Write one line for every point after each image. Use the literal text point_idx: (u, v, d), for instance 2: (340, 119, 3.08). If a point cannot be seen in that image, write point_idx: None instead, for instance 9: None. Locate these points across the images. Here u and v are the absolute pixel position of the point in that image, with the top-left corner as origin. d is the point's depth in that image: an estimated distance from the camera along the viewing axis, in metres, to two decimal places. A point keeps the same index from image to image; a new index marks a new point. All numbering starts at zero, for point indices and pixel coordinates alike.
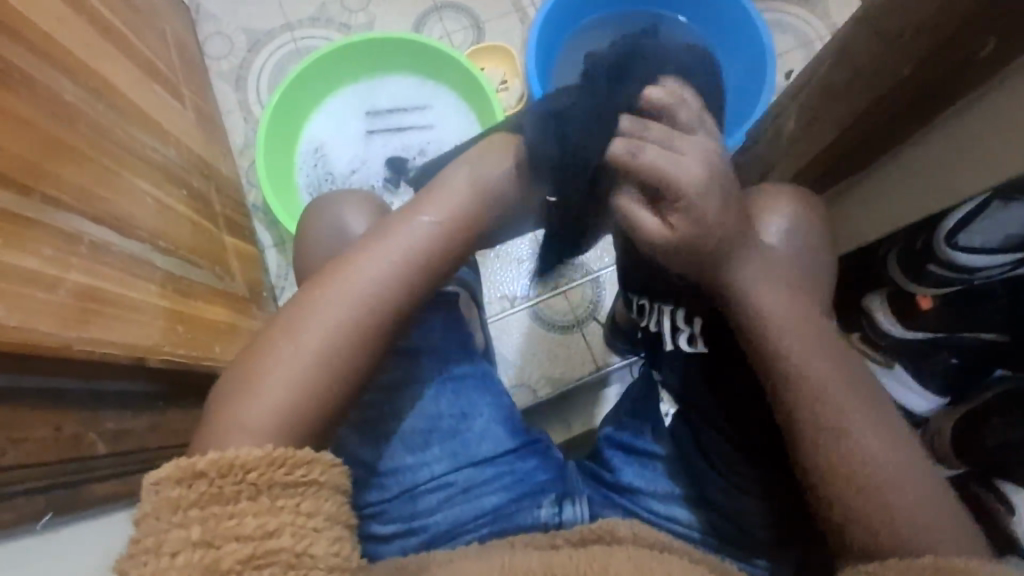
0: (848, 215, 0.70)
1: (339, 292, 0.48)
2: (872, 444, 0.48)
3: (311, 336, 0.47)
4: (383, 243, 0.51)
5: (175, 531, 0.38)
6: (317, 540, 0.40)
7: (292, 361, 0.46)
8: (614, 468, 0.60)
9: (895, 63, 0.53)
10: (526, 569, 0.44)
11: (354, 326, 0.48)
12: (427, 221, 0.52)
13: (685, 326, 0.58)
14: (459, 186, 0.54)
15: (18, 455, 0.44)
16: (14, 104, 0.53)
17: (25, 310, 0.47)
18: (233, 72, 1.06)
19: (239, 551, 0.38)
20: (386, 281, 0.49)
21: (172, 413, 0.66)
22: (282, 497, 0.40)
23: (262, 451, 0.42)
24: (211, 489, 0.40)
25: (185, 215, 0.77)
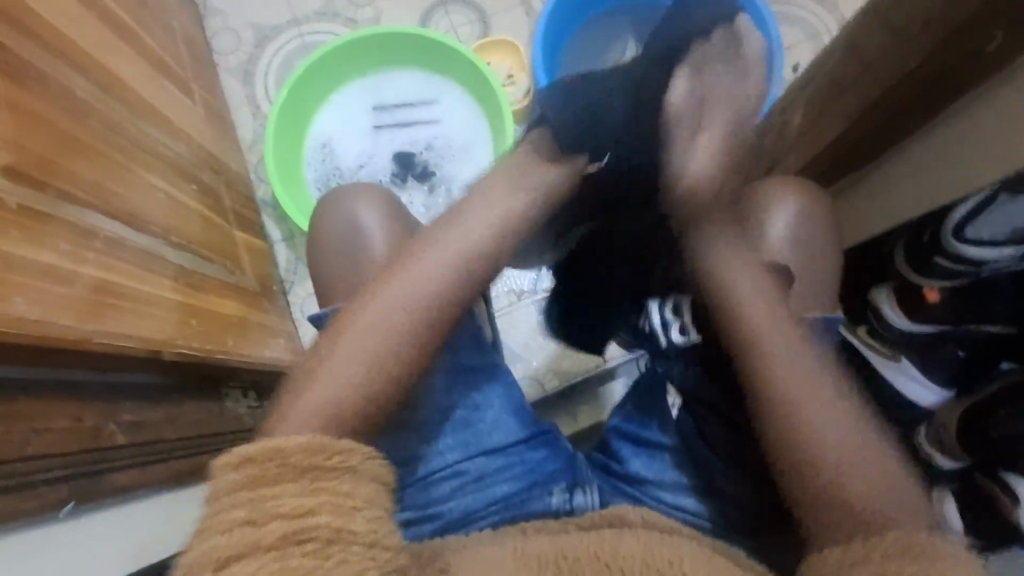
0: (858, 209, 0.70)
1: (375, 305, 0.47)
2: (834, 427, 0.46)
3: (370, 330, 0.46)
4: (423, 258, 0.48)
5: (225, 513, 0.39)
6: (355, 519, 0.40)
7: (353, 357, 0.46)
8: (622, 459, 0.62)
9: (904, 55, 0.53)
10: (538, 555, 0.45)
11: (409, 323, 0.46)
12: (487, 218, 0.49)
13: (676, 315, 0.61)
14: (502, 187, 0.51)
15: (41, 444, 0.45)
16: (28, 101, 0.54)
17: (43, 304, 0.48)
18: (241, 67, 1.07)
19: (281, 529, 0.39)
20: (441, 277, 0.47)
21: (188, 407, 0.67)
22: (324, 479, 0.41)
23: (304, 438, 0.42)
24: (256, 472, 0.40)
25: (196, 210, 0.78)
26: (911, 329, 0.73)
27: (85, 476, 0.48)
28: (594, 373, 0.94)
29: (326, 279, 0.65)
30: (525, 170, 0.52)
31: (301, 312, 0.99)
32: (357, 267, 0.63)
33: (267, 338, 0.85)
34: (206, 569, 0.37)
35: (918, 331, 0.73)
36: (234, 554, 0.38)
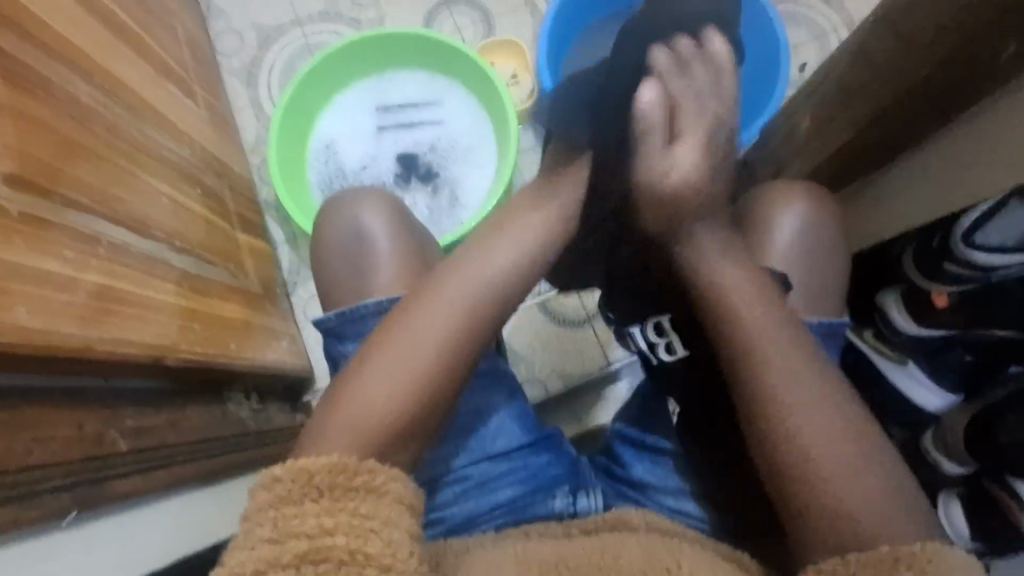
0: (865, 212, 0.70)
1: (421, 318, 0.50)
2: (823, 432, 0.45)
3: (408, 349, 0.49)
4: (461, 273, 0.52)
5: (254, 531, 0.40)
6: (372, 541, 0.39)
7: (389, 376, 0.48)
8: (624, 462, 0.61)
9: (915, 59, 0.52)
10: (540, 561, 0.45)
11: (444, 341, 0.49)
12: (510, 246, 0.54)
13: (660, 336, 0.57)
14: (539, 217, 0.56)
15: (44, 454, 0.45)
16: (30, 106, 0.54)
17: (47, 313, 0.48)
18: (244, 69, 1.07)
19: (298, 548, 0.38)
20: (470, 298, 0.51)
21: (191, 412, 0.67)
22: (345, 499, 0.41)
23: (328, 460, 0.43)
24: (283, 492, 0.41)
25: (199, 214, 0.77)
26: (919, 333, 0.72)
27: (91, 487, 0.48)
28: (596, 375, 0.94)
29: (330, 283, 0.64)
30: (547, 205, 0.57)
31: (304, 315, 1.00)
32: (361, 273, 0.63)
33: (270, 340, 0.85)
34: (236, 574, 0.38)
35: (926, 337, 0.72)
36: (253, 571, 0.38)
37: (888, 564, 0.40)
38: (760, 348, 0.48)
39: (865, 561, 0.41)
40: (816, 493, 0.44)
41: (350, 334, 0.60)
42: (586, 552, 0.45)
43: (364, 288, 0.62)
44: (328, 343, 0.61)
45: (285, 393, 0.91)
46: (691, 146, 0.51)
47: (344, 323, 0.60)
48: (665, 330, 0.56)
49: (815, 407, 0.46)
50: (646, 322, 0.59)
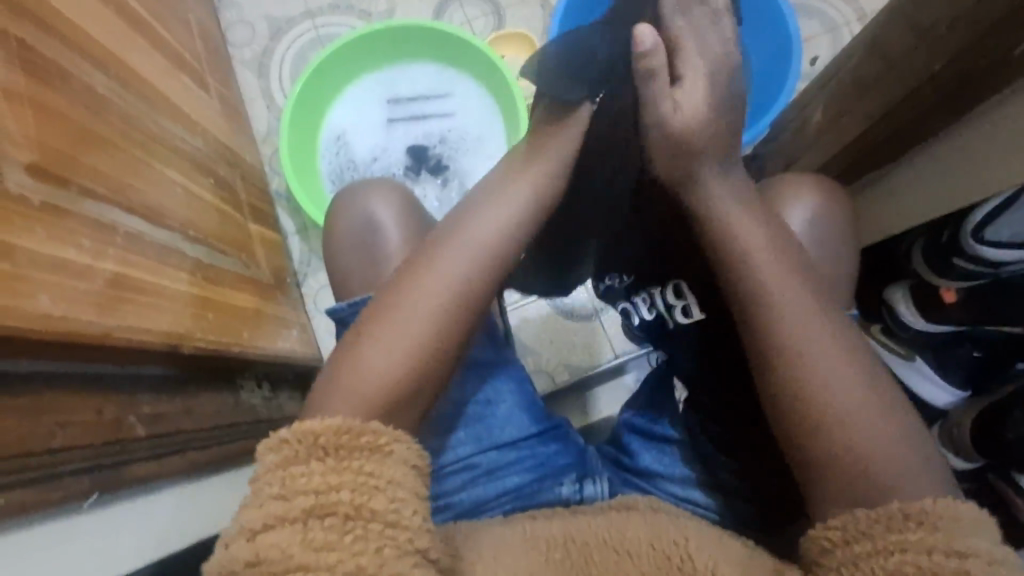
0: (877, 209, 0.70)
1: (418, 296, 0.48)
2: (842, 379, 0.44)
3: (410, 319, 0.48)
4: (451, 253, 0.50)
5: (265, 489, 0.40)
6: (376, 497, 0.39)
7: (391, 347, 0.47)
8: (633, 452, 0.62)
9: (929, 53, 0.52)
10: (546, 536, 0.45)
11: (444, 310, 0.48)
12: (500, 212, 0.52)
13: (677, 299, 0.58)
14: (518, 186, 0.53)
15: (66, 438, 0.47)
16: (49, 98, 0.55)
17: (68, 301, 0.49)
18: (256, 60, 1.07)
19: (305, 502, 0.39)
20: (467, 268, 0.50)
21: (203, 398, 0.68)
22: (350, 459, 0.41)
23: (336, 421, 0.43)
24: (289, 452, 0.41)
25: (212, 203, 0.78)
26: (928, 327, 0.72)
27: (110, 470, 0.50)
28: (603, 367, 0.95)
29: (343, 274, 0.65)
30: (549, 152, 0.54)
31: (314, 306, 1.01)
32: (374, 261, 0.63)
33: (281, 329, 0.86)
34: (240, 539, 0.38)
35: (935, 331, 0.73)
36: (262, 525, 0.38)
37: (897, 522, 0.39)
38: (783, 296, 0.46)
39: (873, 518, 0.40)
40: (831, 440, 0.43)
41: None
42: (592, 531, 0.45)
43: (376, 278, 0.63)
44: (340, 333, 0.62)
45: (296, 382, 0.93)
46: (693, 104, 0.49)
47: (355, 313, 0.61)
48: (683, 293, 0.57)
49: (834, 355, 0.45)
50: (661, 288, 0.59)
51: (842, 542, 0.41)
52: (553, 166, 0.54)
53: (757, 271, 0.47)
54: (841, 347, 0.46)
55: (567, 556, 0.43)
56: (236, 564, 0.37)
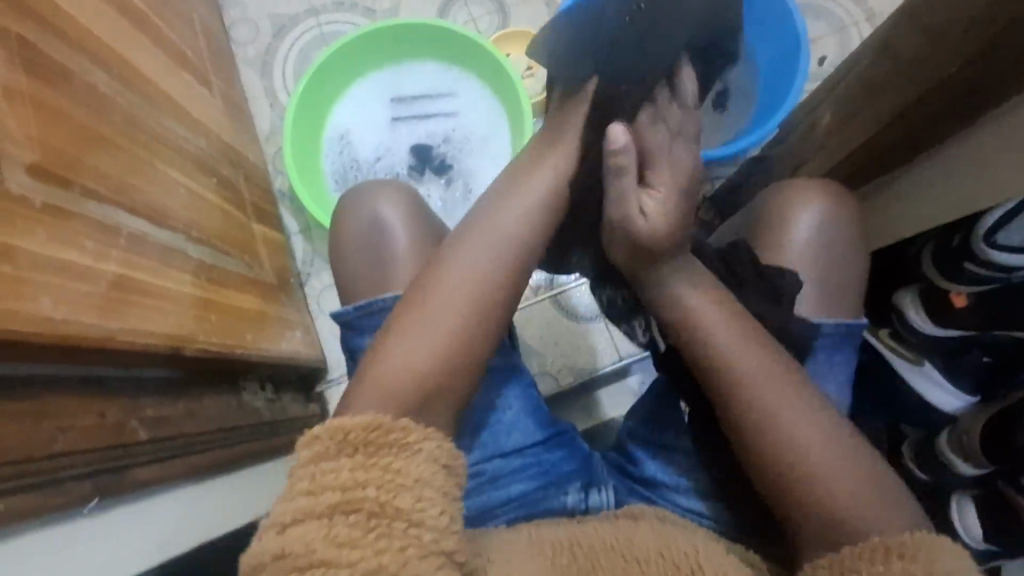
0: (888, 212, 0.69)
1: (444, 292, 0.48)
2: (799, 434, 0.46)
3: (437, 316, 0.47)
4: (475, 250, 0.50)
5: (295, 484, 0.40)
6: (402, 494, 0.39)
7: (419, 342, 0.46)
8: (637, 460, 0.61)
9: (943, 57, 0.51)
10: (553, 542, 0.45)
11: (472, 304, 0.48)
12: (515, 213, 0.52)
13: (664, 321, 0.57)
14: (535, 181, 0.54)
15: (68, 442, 0.46)
16: (51, 97, 0.54)
17: (69, 303, 0.49)
18: (259, 58, 1.07)
19: (333, 499, 0.38)
20: (494, 261, 0.50)
21: (206, 400, 0.68)
22: (379, 455, 0.40)
23: (365, 417, 0.42)
24: (318, 448, 0.40)
25: (215, 204, 0.78)
26: (937, 331, 0.71)
27: (111, 475, 0.49)
28: (607, 370, 0.94)
29: (348, 276, 0.64)
30: (555, 163, 0.55)
31: (318, 307, 1.00)
32: (380, 263, 0.63)
33: (284, 330, 0.85)
34: (270, 532, 0.38)
35: (944, 336, 0.72)
36: (289, 520, 0.38)
37: (877, 556, 0.41)
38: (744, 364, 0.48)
39: (857, 554, 0.41)
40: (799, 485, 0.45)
41: (367, 329, 0.60)
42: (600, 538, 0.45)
43: (382, 281, 0.62)
44: (346, 336, 0.62)
45: (299, 383, 0.92)
46: (664, 185, 0.50)
47: (363, 316, 0.60)
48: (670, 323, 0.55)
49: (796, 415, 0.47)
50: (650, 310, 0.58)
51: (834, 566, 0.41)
52: (565, 172, 0.54)
53: (716, 333, 0.49)
54: (802, 403, 0.47)
55: (573, 558, 0.42)
56: (264, 557, 0.36)
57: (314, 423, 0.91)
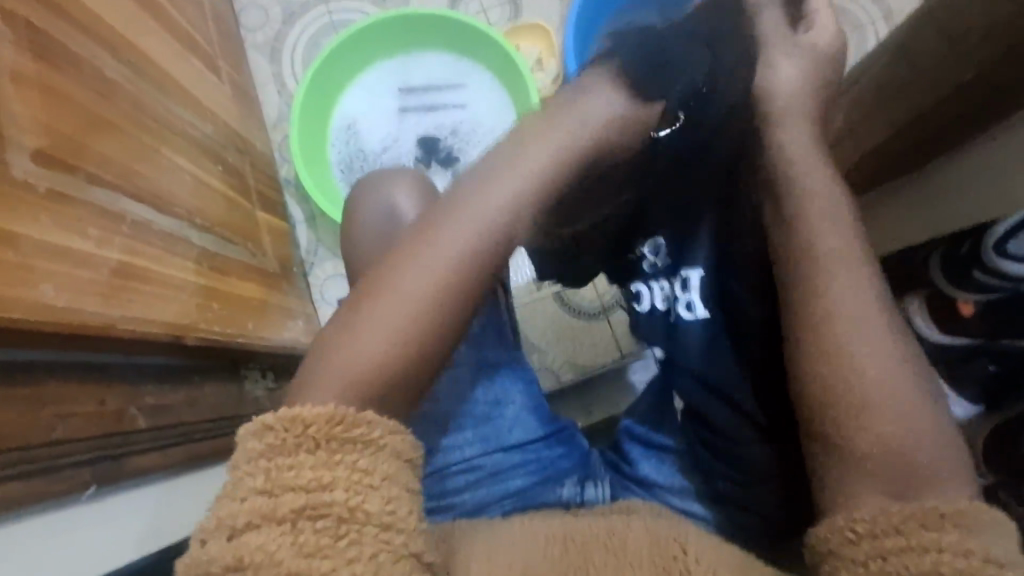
0: (902, 216, 0.68)
1: (427, 258, 0.42)
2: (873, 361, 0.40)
3: (422, 286, 0.42)
4: (469, 212, 0.44)
5: (249, 481, 0.36)
6: (371, 497, 0.36)
7: (393, 315, 0.41)
8: (632, 460, 0.60)
9: (966, 61, 0.50)
10: (546, 535, 0.44)
11: (454, 278, 0.42)
12: (528, 162, 0.45)
13: (683, 293, 0.54)
14: (528, 158, 0.45)
15: (67, 429, 0.46)
16: (60, 82, 0.54)
17: (71, 290, 0.48)
18: (268, 44, 1.06)
19: (293, 502, 0.35)
20: (490, 223, 0.43)
21: (208, 388, 0.68)
22: (342, 452, 0.37)
23: (326, 408, 0.38)
24: (275, 441, 0.37)
25: (220, 191, 0.78)
26: (942, 338, 0.70)
27: (110, 461, 0.49)
28: (608, 367, 0.94)
29: (361, 266, 0.63)
30: (571, 116, 0.47)
31: (320, 296, 1.00)
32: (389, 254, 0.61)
33: (285, 319, 0.85)
34: (220, 536, 0.35)
35: (949, 344, 0.70)
36: (246, 524, 0.35)
37: (924, 520, 0.36)
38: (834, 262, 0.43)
39: (905, 514, 0.37)
40: (854, 435, 0.39)
41: None
42: (594, 528, 0.45)
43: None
44: None
45: None
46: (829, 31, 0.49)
47: None
48: (690, 287, 0.53)
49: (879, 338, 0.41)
50: (672, 278, 0.55)
51: (870, 534, 0.37)
52: (587, 107, 0.47)
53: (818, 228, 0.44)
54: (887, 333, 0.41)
55: (566, 551, 0.42)
56: (217, 565, 0.34)
57: None
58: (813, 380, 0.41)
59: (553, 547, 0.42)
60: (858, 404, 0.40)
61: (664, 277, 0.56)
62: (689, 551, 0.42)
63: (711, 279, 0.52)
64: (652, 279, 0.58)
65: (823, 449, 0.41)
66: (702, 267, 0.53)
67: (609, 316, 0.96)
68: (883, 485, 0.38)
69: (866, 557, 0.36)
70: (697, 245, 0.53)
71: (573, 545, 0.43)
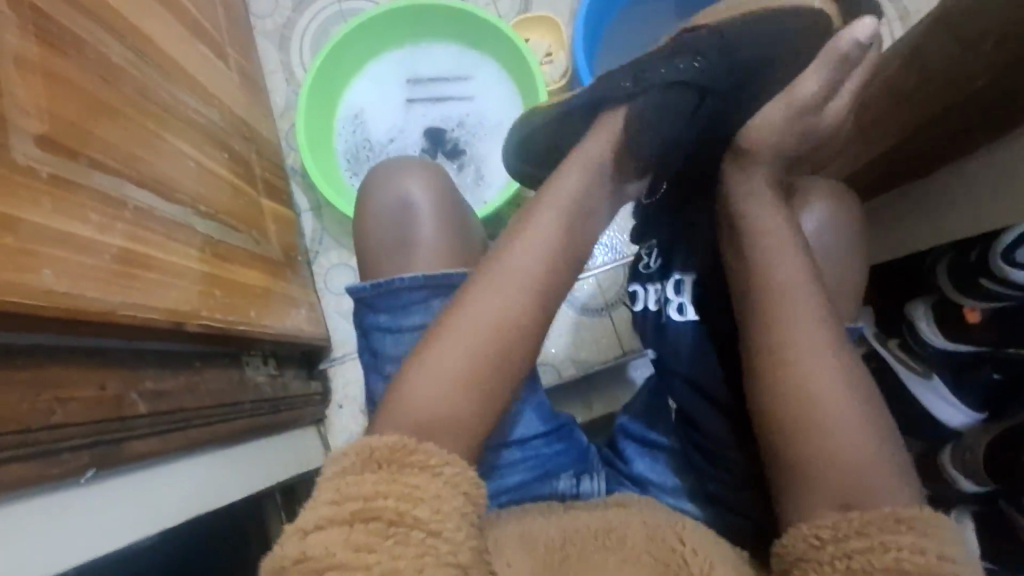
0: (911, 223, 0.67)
1: (473, 307, 0.47)
2: (833, 390, 0.43)
3: (471, 324, 0.47)
4: (508, 257, 0.49)
5: (322, 495, 0.39)
6: (419, 506, 0.38)
7: (454, 354, 0.46)
8: (627, 458, 0.60)
9: (978, 66, 0.49)
10: (545, 540, 0.43)
11: (503, 321, 0.47)
12: (555, 207, 0.50)
13: (676, 295, 0.57)
14: (551, 208, 0.50)
15: (66, 413, 0.47)
16: (63, 66, 0.54)
17: (72, 276, 0.49)
18: (277, 31, 1.06)
19: (353, 505, 0.38)
20: (532, 266, 0.48)
21: (207, 375, 0.68)
22: (402, 473, 0.40)
23: (390, 439, 0.42)
24: (346, 466, 0.40)
25: (225, 179, 0.78)
26: (941, 342, 0.70)
27: (110, 444, 0.50)
28: (608, 364, 0.94)
29: (373, 263, 0.64)
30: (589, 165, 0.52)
31: (325, 285, 1.00)
32: (403, 247, 0.63)
33: (288, 308, 0.85)
34: (294, 537, 0.38)
35: (955, 351, 0.70)
36: (316, 525, 0.37)
37: (884, 525, 0.38)
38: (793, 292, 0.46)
39: (865, 519, 0.38)
40: (813, 454, 0.42)
41: (383, 306, 0.60)
42: (588, 527, 0.45)
43: (406, 263, 0.63)
44: (360, 310, 0.62)
45: (301, 359, 0.93)
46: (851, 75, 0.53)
47: (377, 296, 0.60)
48: (683, 289, 0.57)
49: (834, 364, 0.44)
50: (666, 281, 0.59)
51: (834, 538, 0.38)
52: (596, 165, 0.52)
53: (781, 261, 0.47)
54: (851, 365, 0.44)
55: (565, 557, 0.41)
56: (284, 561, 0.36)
57: (315, 401, 0.92)
58: (775, 403, 0.44)
59: (553, 544, 0.43)
60: (812, 423, 0.43)
61: (657, 280, 0.60)
62: (686, 544, 0.42)
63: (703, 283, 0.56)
64: (651, 283, 0.61)
65: (784, 467, 0.43)
66: (696, 273, 0.57)
67: (610, 312, 0.95)
68: (835, 497, 0.41)
69: (831, 558, 0.38)
70: (690, 254, 0.58)
71: (570, 544, 0.43)
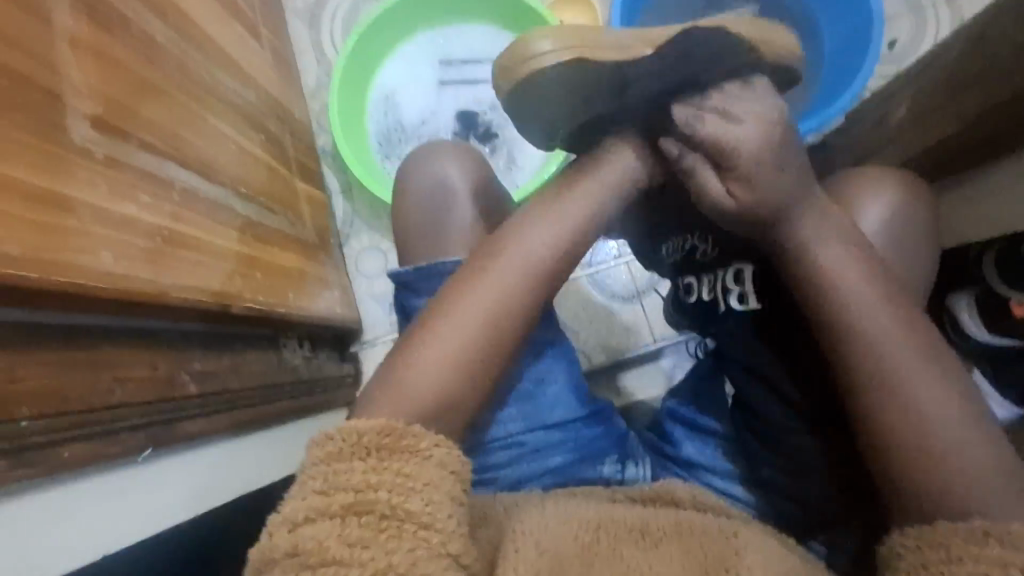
0: (975, 211, 0.65)
1: (480, 291, 0.49)
2: (937, 404, 0.44)
3: (475, 310, 0.48)
4: (520, 243, 0.51)
5: (308, 484, 0.39)
6: (412, 497, 0.38)
7: (458, 337, 0.48)
8: (674, 441, 0.61)
9: None
10: (582, 518, 0.44)
11: (505, 306, 0.49)
12: (570, 195, 0.52)
13: (735, 284, 0.57)
14: (574, 200, 0.52)
15: (124, 394, 0.48)
16: (110, 45, 0.54)
17: (126, 256, 0.49)
18: (309, 11, 1.05)
19: (344, 497, 0.38)
20: (546, 248, 0.51)
21: (248, 356, 0.69)
22: (392, 459, 0.40)
23: (374, 423, 0.42)
24: (332, 448, 0.40)
25: (263, 161, 0.78)
26: (981, 334, 0.69)
27: (162, 428, 0.51)
28: (639, 352, 0.94)
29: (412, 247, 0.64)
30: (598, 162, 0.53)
31: (356, 268, 1.01)
32: (438, 231, 0.62)
33: (322, 290, 0.86)
34: (281, 529, 0.38)
35: (995, 344, 0.69)
36: (304, 516, 0.38)
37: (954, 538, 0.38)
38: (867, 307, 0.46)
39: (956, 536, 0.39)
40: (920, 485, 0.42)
41: (427, 289, 0.59)
42: (625, 519, 0.44)
43: (441, 249, 0.62)
44: (403, 296, 0.61)
45: (334, 342, 0.94)
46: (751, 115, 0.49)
47: (422, 278, 0.60)
48: (743, 280, 0.57)
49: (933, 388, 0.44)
50: (724, 269, 0.59)
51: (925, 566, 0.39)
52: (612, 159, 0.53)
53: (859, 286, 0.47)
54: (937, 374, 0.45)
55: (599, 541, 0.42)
56: (276, 553, 0.37)
57: (348, 382, 0.93)
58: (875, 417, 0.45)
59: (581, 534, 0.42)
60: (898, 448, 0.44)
61: (715, 269, 0.59)
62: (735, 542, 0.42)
63: (762, 269, 0.56)
64: (706, 275, 0.61)
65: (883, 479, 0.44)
66: (754, 261, 0.56)
67: (642, 298, 0.95)
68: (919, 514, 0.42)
69: None
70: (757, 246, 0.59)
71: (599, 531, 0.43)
